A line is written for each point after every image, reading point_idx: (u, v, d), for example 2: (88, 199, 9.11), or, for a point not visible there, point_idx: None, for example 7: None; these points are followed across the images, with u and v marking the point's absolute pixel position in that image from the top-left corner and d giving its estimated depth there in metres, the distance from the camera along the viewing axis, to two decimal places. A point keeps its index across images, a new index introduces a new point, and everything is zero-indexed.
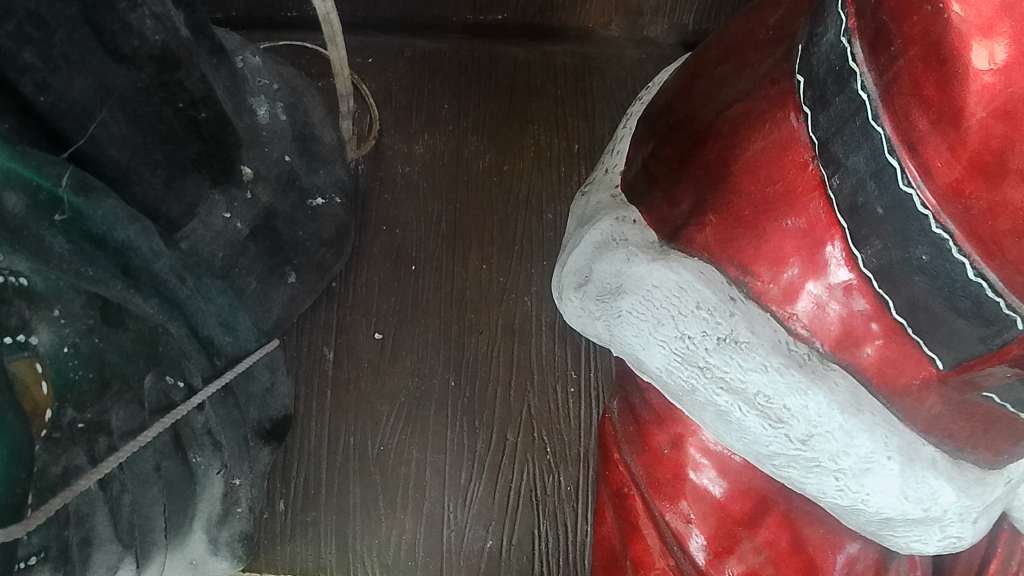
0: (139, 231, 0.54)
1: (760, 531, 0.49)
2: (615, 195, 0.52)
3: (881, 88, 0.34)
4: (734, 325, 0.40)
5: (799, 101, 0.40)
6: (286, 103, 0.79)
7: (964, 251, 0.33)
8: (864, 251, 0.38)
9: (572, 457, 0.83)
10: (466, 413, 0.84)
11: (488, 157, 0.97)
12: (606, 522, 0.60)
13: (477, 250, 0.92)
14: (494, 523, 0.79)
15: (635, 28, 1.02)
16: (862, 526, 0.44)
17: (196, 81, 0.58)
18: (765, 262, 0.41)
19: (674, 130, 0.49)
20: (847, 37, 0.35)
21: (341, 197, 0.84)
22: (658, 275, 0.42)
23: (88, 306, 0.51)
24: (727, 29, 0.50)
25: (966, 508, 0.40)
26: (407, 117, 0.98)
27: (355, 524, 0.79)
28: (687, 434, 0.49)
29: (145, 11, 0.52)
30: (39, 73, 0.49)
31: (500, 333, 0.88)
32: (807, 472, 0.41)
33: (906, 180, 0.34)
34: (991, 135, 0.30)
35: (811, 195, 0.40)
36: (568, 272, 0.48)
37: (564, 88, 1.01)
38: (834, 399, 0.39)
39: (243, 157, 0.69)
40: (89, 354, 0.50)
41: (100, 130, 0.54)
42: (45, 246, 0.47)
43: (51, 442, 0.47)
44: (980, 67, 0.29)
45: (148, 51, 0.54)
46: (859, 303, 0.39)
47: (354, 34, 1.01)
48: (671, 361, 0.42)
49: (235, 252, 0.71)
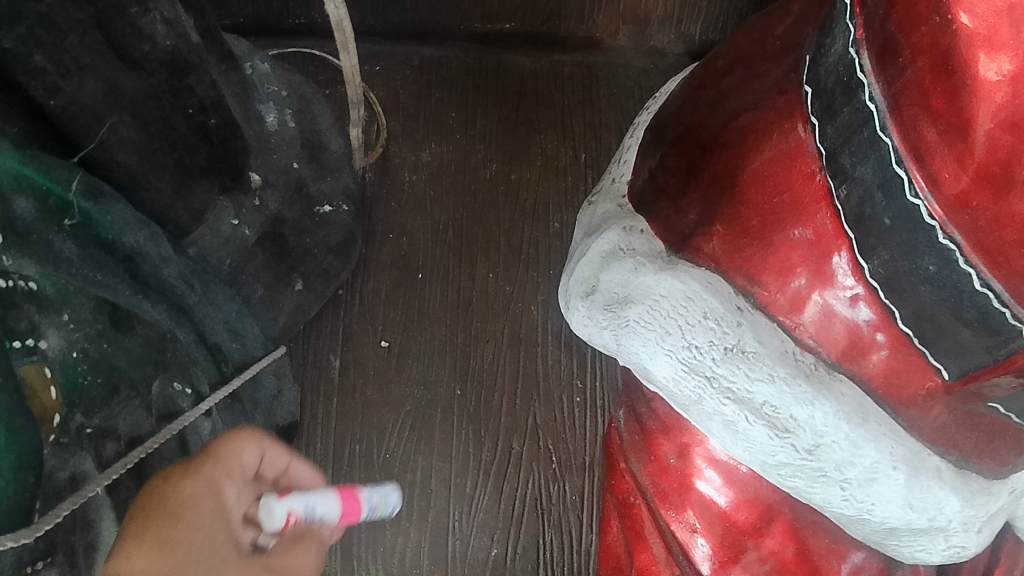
0: (148, 237, 0.55)
1: (765, 540, 0.48)
2: (622, 205, 0.53)
3: (890, 99, 0.34)
4: (740, 334, 0.41)
5: (807, 111, 0.40)
6: (294, 110, 0.80)
7: (971, 263, 0.33)
8: (871, 262, 0.38)
9: (577, 466, 0.83)
10: (472, 422, 0.84)
11: (495, 166, 0.98)
12: (612, 531, 0.60)
13: (483, 259, 0.92)
14: (499, 532, 0.79)
15: (642, 38, 1.03)
16: (867, 536, 0.44)
17: (205, 87, 0.59)
18: (771, 272, 0.41)
19: (682, 139, 0.49)
20: (855, 48, 0.36)
21: (349, 205, 0.84)
22: (666, 285, 0.43)
23: (97, 311, 0.51)
24: (735, 40, 0.50)
25: (970, 518, 0.40)
26: (414, 125, 0.99)
27: (360, 531, 0.79)
28: (693, 443, 0.49)
29: (156, 16, 0.53)
30: (50, 77, 0.49)
31: (506, 342, 0.88)
32: (814, 482, 0.41)
33: (913, 191, 0.34)
34: (998, 146, 0.30)
35: (818, 206, 0.40)
36: (576, 281, 0.48)
37: (570, 97, 1.02)
38: (840, 408, 0.39)
39: (252, 164, 0.70)
40: (98, 359, 0.51)
41: (109, 135, 0.54)
42: (54, 251, 0.47)
43: (58, 447, 0.46)
44: (989, 79, 0.29)
45: (159, 57, 0.55)
46: (866, 313, 0.39)
47: (362, 42, 1.01)
48: (678, 371, 0.42)
49: (243, 258, 0.72)
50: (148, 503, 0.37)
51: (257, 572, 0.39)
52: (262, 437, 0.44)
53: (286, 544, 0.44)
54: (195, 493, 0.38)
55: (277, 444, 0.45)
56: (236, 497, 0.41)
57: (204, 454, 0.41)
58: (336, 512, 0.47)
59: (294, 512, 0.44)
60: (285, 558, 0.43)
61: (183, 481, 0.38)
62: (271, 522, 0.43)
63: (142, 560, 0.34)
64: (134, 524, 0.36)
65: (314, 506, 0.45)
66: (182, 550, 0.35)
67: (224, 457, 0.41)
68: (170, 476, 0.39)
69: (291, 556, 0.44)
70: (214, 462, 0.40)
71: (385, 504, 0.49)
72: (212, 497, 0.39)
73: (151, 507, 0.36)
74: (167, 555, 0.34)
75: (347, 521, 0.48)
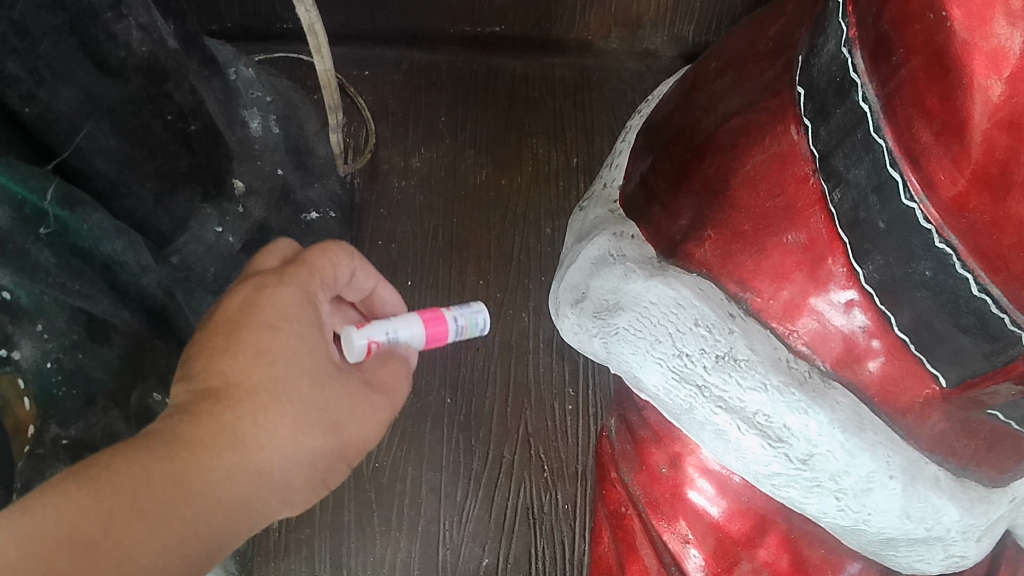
0: (126, 245, 0.54)
1: (759, 551, 0.47)
2: (613, 211, 0.52)
3: (884, 99, 0.33)
4: (732, 342, 0.39)
5: (800, 113, 0.39)
6: (279, 116, 0.79)
7: (968, 267, 0.32)
8: (866, 266, 0.37)
9: (569, 475, 0.81)
10: (462, 430, 0.83)
11: (486, 171, 0.97)
12: (603, 542, 0.59)
13: (473, 265, 0.91)
14: (490, 541, 0.78)
15: (634, 40, 1.02)
16: (863, 547, 0.43)
17: (184, 93, 0.59)
18: (765, 277, 0.40)
19: (674, 143, 0.48)
20: (847, 48, 0.35)
21: (336, 211, 0.83)
22: (655, 291, 0.42)
23: (72, 321, 0.49)
24: (727, 42, 0.49)
25: (969, 527, 0.39)
26: (404, 130, 0.97)
27: (349, 541, 0.77)
28: (685, 453, 0.48)
29: (131, 23, 0.52)
30: (24, 84, 0.48)
31: (497, 350, 0.87)
32: (808, 492, 0.40)
33: (908, 194, 0.33)
34: (995, 147, 0.29)
35: (811, 210, 0.39)
36: (566, 288, 0.48)
37: (562, 101, 1.01)
38: (835, 417, 0.38)
39: (234, 171, 0.69)
40: (73, 370, 0.49)
41: (86, 142, 0.53)
42: (31, 260, 0.47)
43: (33, 459, 0.46)
44: (984, 78, 0.28)
45: (135, 62, 0.54)
46: (861, 318, 0.38)
47: (349, 47, 1.00)
48: (669, 379, 0.41)
49: (228, 267, 0.69)
50: (245, 305, 0.40)
51: (352, 381, 0.43)
52: (349, 249, 0.47)
53: (376, 360, 0.47)
54: (292, 304, 0.41)
55: (367, 267, 0.49)
56: (326, 302, 0.44)
57: (297, 262, 0.43)
58: (422, 337, 0.48)
59: (373, 341, 0.46)
60: (375, 368, 0.47)
61: (281, 287, 0.41)
62: (352, 351, 0.46)
63: (240, 366, 0.38)
64: (226, 326, 0.40)
65: (394, 334, 0.47)
66: (279, 358, 0.39)
67: (319, 265, 0.44)
68: (263, 281, 0.41)
69: (379, 363, 0.47)
70: (309, 270, 0.43)
71: (470, 323, 0.50)
72: (306, 306, 0.42)
73: (247, 313, 0.40)
74: (264, 363, 0.39)
75: (436, 343, 0.50)
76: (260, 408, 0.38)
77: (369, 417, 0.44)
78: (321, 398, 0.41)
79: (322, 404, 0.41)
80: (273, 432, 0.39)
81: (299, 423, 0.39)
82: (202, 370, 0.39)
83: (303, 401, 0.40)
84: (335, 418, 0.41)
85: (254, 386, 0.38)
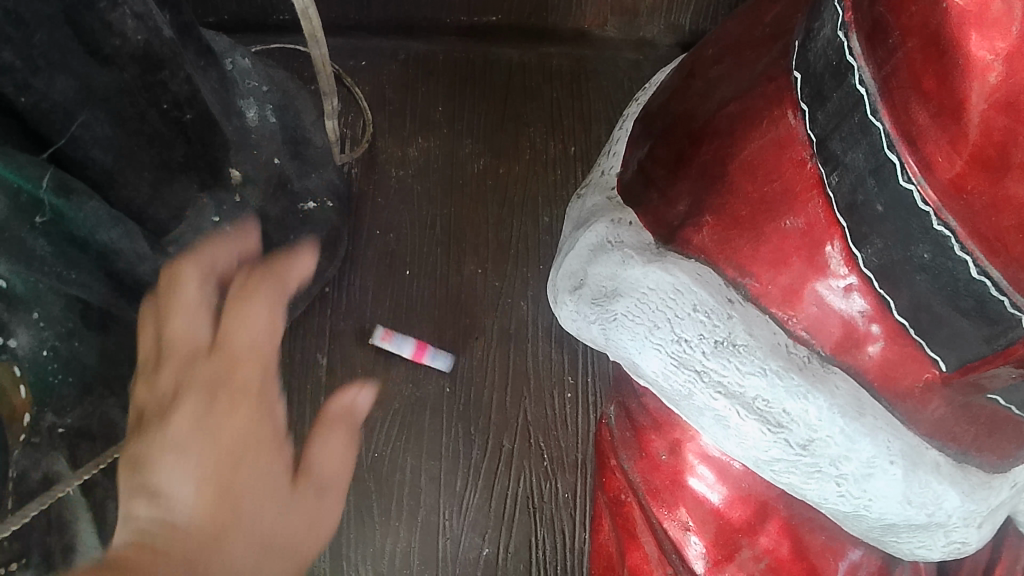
0: (122, 233, 0.54)
1: (760, 538, 0.47)
2: (610, 198, 0.52)
3: (880, 82, 0.33)
4: (731, 328, 0.39)
5: (797, 98, 0.39)
6: (276, 106, 0.78)
7: (967, 249, 0.32)
8: (864, 251, 0.36)
9: (569, 464, 0.81)
10: (462, 420, 0.83)
11: (484, 160, 0.96)
12: (603, 530, 0.59)
13: (472, 255, 0.91)
14: (490, 531, 0.78)
15: (631, 29, 1.02)
16: (864, 532, 0.42)
17: (180, 83, 0.58)
18: (763, 263, 0.40)
19: (671, 129, 0.48)
20: (843, 31, 0.34)
21: (333, 200, 0.84)
22: (654, 277, 0.41)
23: (67, 309, 0.51)
24: (722, 29, 0.49)
25: (970, 513, 0.39)
26: (401, 120, 0.97)
27: (349, 532, 0.77)
28: (685, 439, 0.48)
29: (126, 11, 0.51)
30: (19, 73, 0.48)
31: (496, 339, 0.87)
32: (808, 478, 0.40)
33: (906, 176, 0.33)
34: (993, 128, 0.29)
35: (810, 194, 0.38)
36: (563, 276, 0.47)
37: (559, 91, 1.01)
38: (834, 402, 0.38)
39: (232, 160, 0.68)
40: (69, 357, 0.50)
41: (81, 131, 0.54)
42: (26, 248, 0.47)
43: (29, 447, 0.46)
44: (982, 57, 0.28)
45: (130, 51, 0.53)
46: (860, 304, 0.38)
47: (346, 38, 1.00)
48: (668, 365, 0.40)
49: None
50: (200, 416, 0.41)
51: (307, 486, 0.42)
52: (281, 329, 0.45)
53: (319, 441, 0.43)
54: (249, 419, 0.41)
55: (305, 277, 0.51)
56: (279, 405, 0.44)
57: (242, 364, 0.43)
58: None
59: None
60: (320, 455, 0.43)
61: (236, 402, 0.41)
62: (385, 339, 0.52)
63: (204, 491, 0.38)
64: (185, 447, 0.39)
65: None
66: (242, 482, 0.39)
67: (269, 366, 0.44)
68: (216, 382, 0.42)
69: (322, 448, 0.43)
70: (262, 376, 0.43)
71: (440, 356, 0.84)
72: (262, 410, 0.42)
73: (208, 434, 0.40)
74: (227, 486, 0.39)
75: None
76: (226, 532, 0.37)
77: (328, 525, 0.42)
78: (281, 515, 0.40)
79: (282, 521, 0.40)
80: (239, 555, 0.37)
81: (261, 546, 0.38)
82: (162, 496, 0.38)
83: (265, 522, 0.39)
84: (295, 533, 0.40)
85: (221, 508, 0.38)
